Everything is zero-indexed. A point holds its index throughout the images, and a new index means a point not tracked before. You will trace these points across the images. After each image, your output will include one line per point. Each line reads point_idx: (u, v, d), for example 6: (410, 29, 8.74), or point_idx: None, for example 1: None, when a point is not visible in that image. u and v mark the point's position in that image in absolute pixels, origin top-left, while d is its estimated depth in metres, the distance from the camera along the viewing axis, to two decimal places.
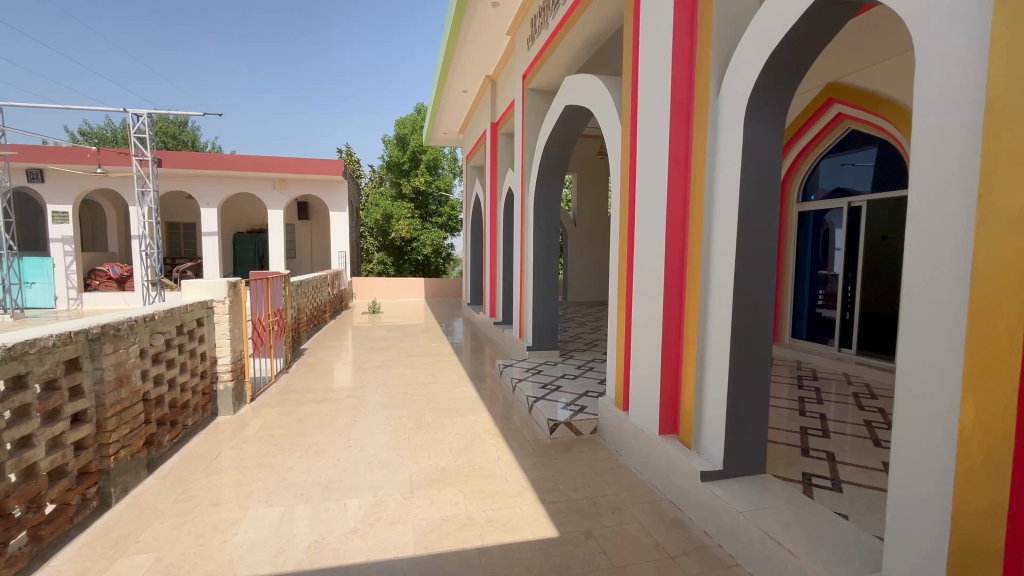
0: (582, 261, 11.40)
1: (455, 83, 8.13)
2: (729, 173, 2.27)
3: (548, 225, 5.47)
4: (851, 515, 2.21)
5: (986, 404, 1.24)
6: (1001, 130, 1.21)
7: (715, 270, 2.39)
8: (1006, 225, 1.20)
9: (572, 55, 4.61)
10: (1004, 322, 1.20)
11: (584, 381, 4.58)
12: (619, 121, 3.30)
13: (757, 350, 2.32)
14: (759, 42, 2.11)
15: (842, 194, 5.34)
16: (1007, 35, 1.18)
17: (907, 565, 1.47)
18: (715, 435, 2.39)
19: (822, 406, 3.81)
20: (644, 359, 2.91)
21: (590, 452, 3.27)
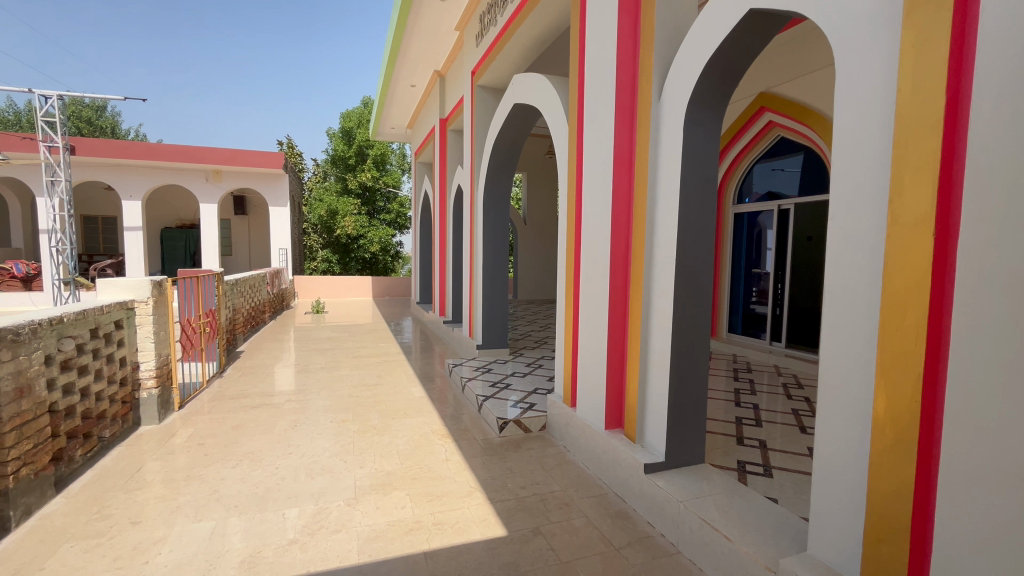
0: (532, 259, 11.50)
1: (403, 76, 7.95)
2: (671, 174, 2.35)
3: (498, 223, 5.46)
4: (780, 499, 2.36)
5: (895, 392, 1.34)
6: (908, 139, 1.30)
7: (657, 268, 2.46)
8: (911, 228, 1.30)
9: (520, 54, 4.61)
10: (911, 317, 1.30)
11: (533, 378, 4.62)
12: (567, 121, 3.33)
13: (696, 345, 2.42)
14: (697, 49, 2.19)
15: (773, 197, 5.70)
16: (913, 53, 1.28)
17: (829, 544, 1.58)
18: (657, 428, 2.47)
19: (756, 397, 4.05)
20: (591, 356, 2.96)
21: (539, 449, 3.29)
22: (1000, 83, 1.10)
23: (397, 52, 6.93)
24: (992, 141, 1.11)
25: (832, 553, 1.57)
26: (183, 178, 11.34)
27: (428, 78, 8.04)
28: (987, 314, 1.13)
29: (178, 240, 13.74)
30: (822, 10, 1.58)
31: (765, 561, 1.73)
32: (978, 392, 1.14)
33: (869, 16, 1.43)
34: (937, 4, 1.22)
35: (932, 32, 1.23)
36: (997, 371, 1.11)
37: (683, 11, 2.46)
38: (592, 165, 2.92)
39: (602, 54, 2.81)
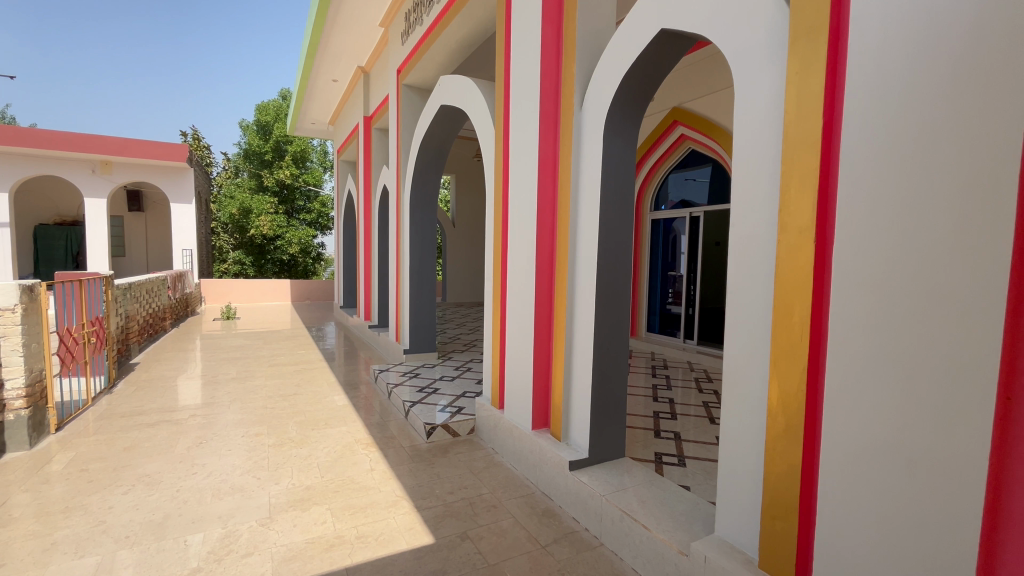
0: (461, 262, 11.43)
1: (323, 70, 7.58)
2: (592, 180, 2.45)
3: (425, 225, 5.37)
4: (692, 486, 2.53)
5: (786, 383, 1.48)
6: (792, 156, 1.44)
7: (580, 271, 2.55)
8: (795, 234, 1.44)
9: (447, 55, 4.57)
10: (798, 315, 1.44)
11: (461, 381, 4.60)
12: (493, 125, 3.35)
13: (616, 344, 2.54)
14: (615, 62, 2.30)
15: (685, 205, 6.12)
16: (796, 79, 1.42)
17: (733, 525, 1.72)
18: (582, 425, 2.56)
19: (671, 391, 4.33)
20: (517, 358, 3.00)
21: (467, 453, 3.28)
22: (865, 107, 1.25)
23: (318, 44, 6.61)
24: (858, 159, 1.27)
25: (735, 533, 1.71)
26: (63, 169, 10.00)
27: (352, 74, 7.74)
28: (856, 311, 1.28)
29: (57, 238, 12.03)
30: (723, 35, 1.72)
31: (679, 545, 1.84)
32: (850, 380, 1.29)
33: (762, 43, 1.58)
34: (815, 37, 1.37)
35: (810, 62, 1.38)
36: (864, 361, 1.26)
37: (602, 25, 2.58)
38: (517, 169, 2.97)
39: (527, 61, 2.86)
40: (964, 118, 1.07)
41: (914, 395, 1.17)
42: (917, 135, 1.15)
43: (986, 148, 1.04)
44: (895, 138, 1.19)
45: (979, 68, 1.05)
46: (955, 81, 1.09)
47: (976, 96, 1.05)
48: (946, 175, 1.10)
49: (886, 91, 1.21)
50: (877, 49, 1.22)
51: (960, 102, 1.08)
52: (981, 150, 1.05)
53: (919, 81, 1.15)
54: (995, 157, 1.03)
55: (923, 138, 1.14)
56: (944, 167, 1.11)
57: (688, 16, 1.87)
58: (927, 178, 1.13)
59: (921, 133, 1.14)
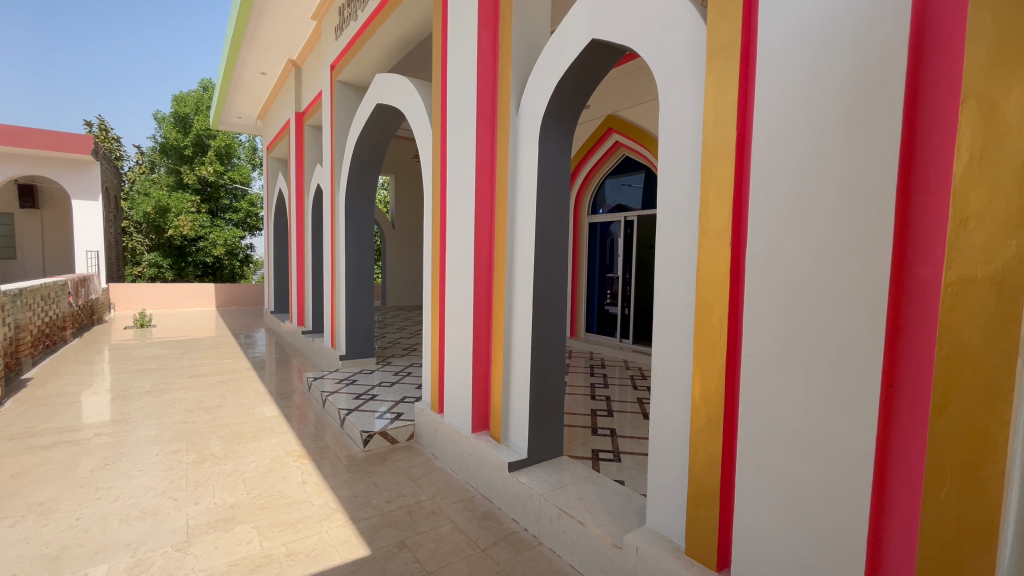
0: (401, 264, 11.19)
1: (250, 62, 7.17)
2: (528, 183, 2.48)
3: (362, 226, 5.20)
4: (626, 480, 2.63)
5: (707, 378, 1.57)
6: (712, 165, 1.53)
7: (517, 274, 2.57)
8: (714, 238, 1.54)
9: (383, 52, 4.47)
10: (717, 315, 1.54)
11: (401, 386, 4.50)
12: (430, 126, 3.31)
13: (553, 346, 2.58)
14: (549, 69, 2.35)
15: (621, 209, 6.37)
16: (713, 94, 1.52)
17: (663, 515, 1.80)
18: (520, 427, 2.58)
19: (609, 389, 4.47)
20: (456, 361, 2.98)
21: (406, 459, 3.21)
22: (771, 119, 1.35)
23: (243, 35, 6.23)
24: (767, 167, 1.37)
25: (665, 523, 1.79)
26: None
27: (282, 67, 7.37)
28: (766, 312, 1.38)
29: None
30: (649, 48, 1.81)
31: (613, 538, 1.90)
32: (761, 374, 1.39)
33: (683, 59, 1.67)
34: (728, 56, 1.47)
35: (725, 79, 1.48)
36: (773, 356, 1.36)
37: (537, 32, 2.62)
38: (455, 171, 2.95)
39: (463, 63, 2.86)
40: (851, 132, 1.19)
41: (814, 387, 1.28)
42: (815, 147, 1.26)
43: (868, 159, 1.16)
44: (797, 149, 1.29)
45: (864, 88, 1.16)
46: (845, 100, 1.20)
47: (861, 112, 1.17)
48: (839, 185, 1.21)
49: (787, 108, 1.31)
50: (781, 69, 1.33)
51: (848, 118, 1.19)
52: (866, 162, 1.16)
53: (816, 96, 1.25)
54: (876, 168, 1.15)
55: (818, 149, 1.25)
56: (836, 177, 1.22)
57: (616, 28, 1.95)
58: (823, 188, 1.24)
59: (818, 144, 1.25)
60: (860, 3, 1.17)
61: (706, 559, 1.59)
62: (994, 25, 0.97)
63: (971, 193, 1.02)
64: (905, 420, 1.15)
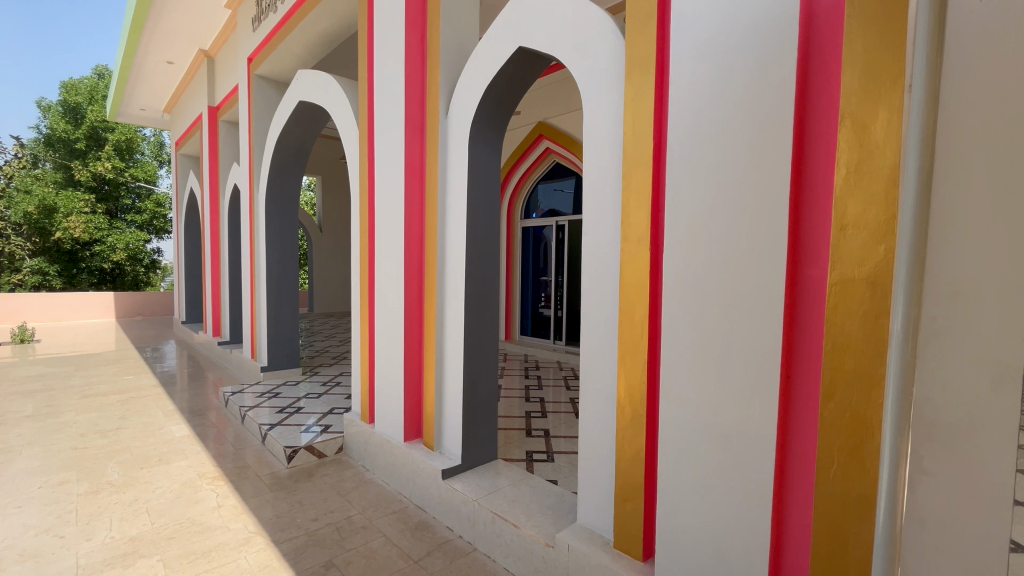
0: (330, 269, 10.71)
1: (154, 50, 6.56)
2: (458, 188, 2.47)
3: (285, 229, 4.92)
4: (559, 479, 2.68)
5: (630, 376, 1.65)
6: (632, 174, 1.61)
7: (449, 279, 2.55)
8: (635, 243, 1.61)
9: (305, 47, 4.27)
10: (639, 316, 1.61)
11: (329, 397, 4.30)
12: (357, 127, 3.19)
13: (486, 350, 2.58)
14: (477, 74, 2.35)
15: (553, 214, 6.53)
16: (632, 106, 1.60)
17: (592, 511, 1.85)
18: (454, 433, 2.55)
19: (543, 391, 4.55)
20: (386, 370, 2.89)
21: (334, 473, 3.06)
22: (683, 130, 1.44)
23: (145, 20, 5.70)
24: (681, 176, 1.45)
25: (594, 519, 1.84)
26: None
27: (191, 57, 6.82)
28: (680, 314, 1.46)
29: None
30: (572, 58, 1.86)
31: (545, 538, 1.92)
32: (678, 372, 1.48)
33: (605, 71, 1.74)
34: (644, 73, 1.56)
35: (641, 93, 1.57)
36: (688, 356, 1.45)
37: (465, 36, 2.63)
38: (383, 173, 2.87)
39: (389, 64, 2.80)
40: (751, 146, 1.29)
41: (724, 382, 1.37)
42: (719, 161, 1.36)
43: (764, 172, 1.27)
44: (706, 159, 1.39)
45: (760, 107, 1.27)
46: (744, 119, 1.30)
47: (759, 126, 1.27)
48: (740, 196, 1.32)
49: (696, 123, 1.40)
50: (689, 86, 1.42)
51: (749, 132, 1.30)
52: (763, 175, 1.27)
53: (721, 110, 1.35)
54: (772, 181, 1.25)
55: (723, 161, 1.35)
56: (738, 187, 1.32)
57: (542, 37, 1.99)
58: (726, 199, 1.35)
59: (723, 156, 1.35)
60: (754, 30, 1.28)
61: (633, 550, 1.66)
62: (863, 58, 1.11)
63: (849, 203, 1.15)
64: (800, 409, 1.27)
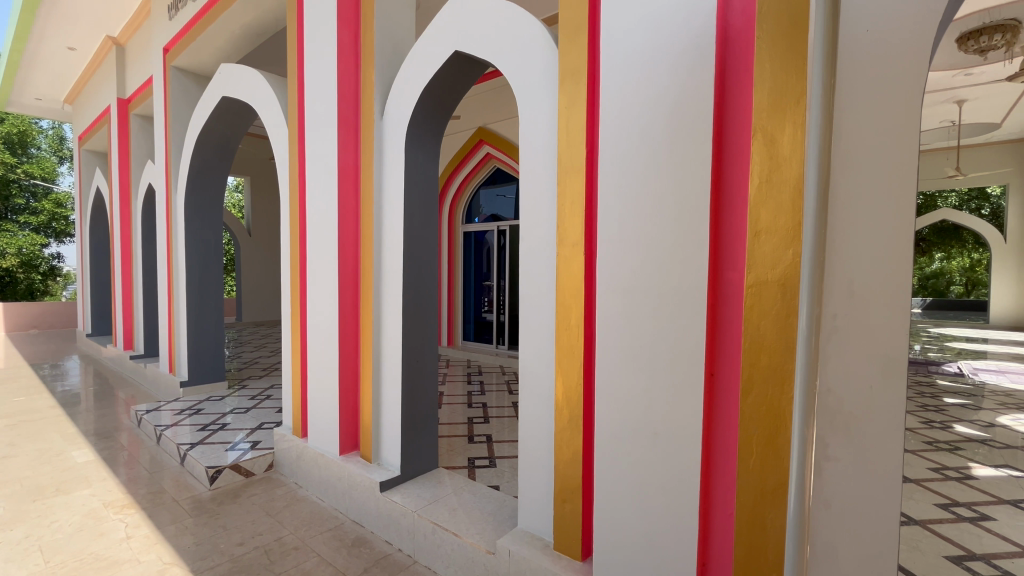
0: (260, 275, 10.11)
1: (52, 35, 5.93)
2: (394, 192, 2.42)
3: (208, 232, 4.59)
4: (500, 484, 2.68)
5: (568, 378, 1.67)
6: (566, 180, 1.64)
7: (386, 285, 2.48)
8: (570, 247, 1.64)
9: (229, 40, 4.03)
10: (574, 320, 1.64)
11: (258, 412, 4.04)
12: (286, 126, 3.04)
13: (425, 358, 2.53)
14: (413, 76, 2.32)
15: (495, 219, 6.56)
16: (566, 114, 1.63)
17: (533, 515, 1.86)
18: (393, 444, 2.48)
19: (485, 396, 4.54)
20: (320, 380, 2.75)
21: (263, 492, 2.88)
22: (614, 138, 1.48)
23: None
24: (612, 182, 1.49)
25: (536, 523, 1.85)
26: None
27: (98, 43, 6.23)
28: (613, 316, 1.51)
29: None
30: (507, 64, 1.88)
31: (486, 545, 1.90)
32: (611, 373, 1.52)
33: (539, 79, 1.78)
34: (576, 82, 1.60)
35: (574, 102, 1.61)
36: (621, 357, 1.49)
37: (400, 36, 2.58)
38: (314, 174, 2.75)
39: (319, 62, 2.69)
40: (675, 155, 1.36)
41: (655, 381, 1.42)
42: (647, 169, 1.42)
43: (688, 181, 1.34)
44: (635, 166, 1.44)
45: (683, 118, 1.34)
46: (668, 129, 1.37)
47: (682, 137, 1.34)
48: (666, 203, 1.38)
49: (626, 132, 1.46)
50: (618, 96, 1.47)
51: (674, 142, 1.36)
52: (686, 183, 1.34)
53: (648, 119, 1.41)
54: (695, 188, 1.32)
55: (650, 169, 1.41)
56: (664, 194, 1.38)
57: (477, 41, 2.00)
58: (654, 206, 1.41)
59: (649, 164, 1.41)
60: (675, 46, 1.35)
61: (571, 551, 1.68)
62: (772, 78, 1.20)
63: (761, 210, 1.23)
64: (723, 405, 1.34)
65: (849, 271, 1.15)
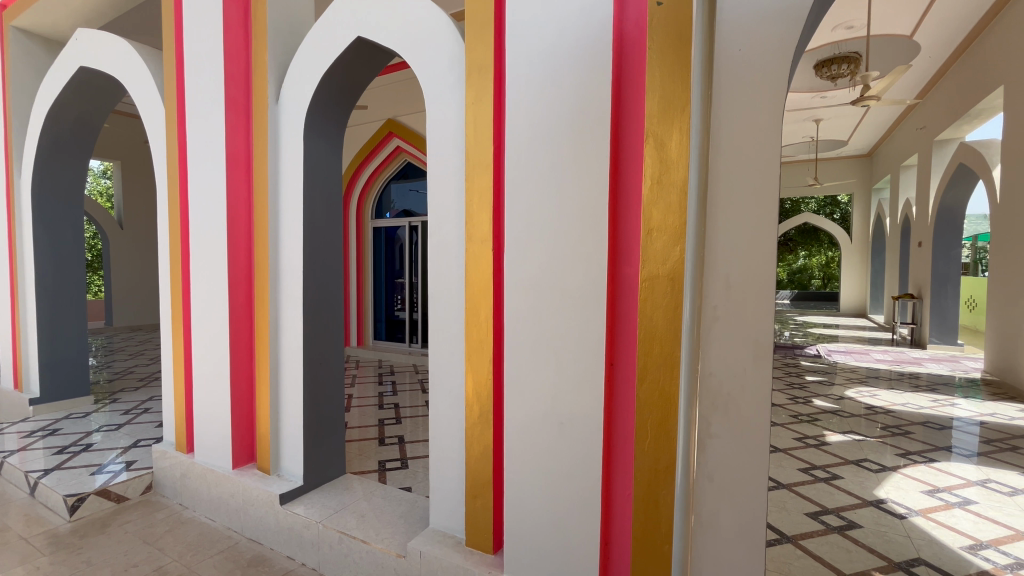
0: (133, 274, 8.91)
1: None
2: (292, 184, 2.25)
3: (64, 223, 3.95)
4: (413, 485, 2.62)
5: (478, 373, 1.67)
6: (476, 176, 1.63)
7: (284, 283, 2.30)
8: (479, 243, 1.64)
9: (88, 2, 3.50)
10: (484, 315, 1.65)
11: (132, 428, 3.57)
12: (163, 106, 2.70)
13: (329, 359, 2.40)
14: (312, 59, 2.17)
15: (407, 215, 6.41)
16: (474, 110, 1.62)
17: (445, 512, 1.84)
18: (294, 452, 2.32)
19: (398, 396, 4.41)
20: (208, 389, 2.49)
21: (140, 518, 2.55)
22: (520, 136, 1.51)
23: None
24: (518, 179, 1.52)
25: (448, 521, 1.84)
26: None
27: None
28: (521, 312, 1.53)
29: None
30: (414, 55, 1.83)
31: (396, 549, 1.85)
32: (519, 366, 1.55)
33: (446, 72, 1.75)
34: (483, 77, 1.60)
35: (481, 96, 1.60)
36: (528, 349, 1.53)
37: (297, 16, 2.41)
38: (196, 160, 2.47)
39: (201, 36, 2.41)
40: (578, 156, 1.41)
41: (560, 373, 1.47)
42: (552, 168, 1.46)
43: (590, 180, 1.39)
44: (542, 164, 1.48)
45: (585, 121, 1.39)
46: (571, 130, 1.42)
47: (583, 138, 1.40)
48: (571, 201, 1.43)
49: (531, 130, 1.49)
50: (523, 95, 1.49)
51: (575, 143, 1.41)
52: (587, 183, 1.40)
53: (552, 120, 1.45)
54: (596, 189, 1.39)
55: (554, 167, 1.45)
56: (566, 193, 1.43)
57: (381, 28, 1.92)
58: (558, 204, 1.45)
59: (554, 163, 1.45)
60: (577, 52, 1.40)
61: (484, 545, 1.69)
62: (661, 87, 1.29)
63: (653, 210, 1.32)
64: (623, 393, 1.43)
65: (726, 268, 1.28)
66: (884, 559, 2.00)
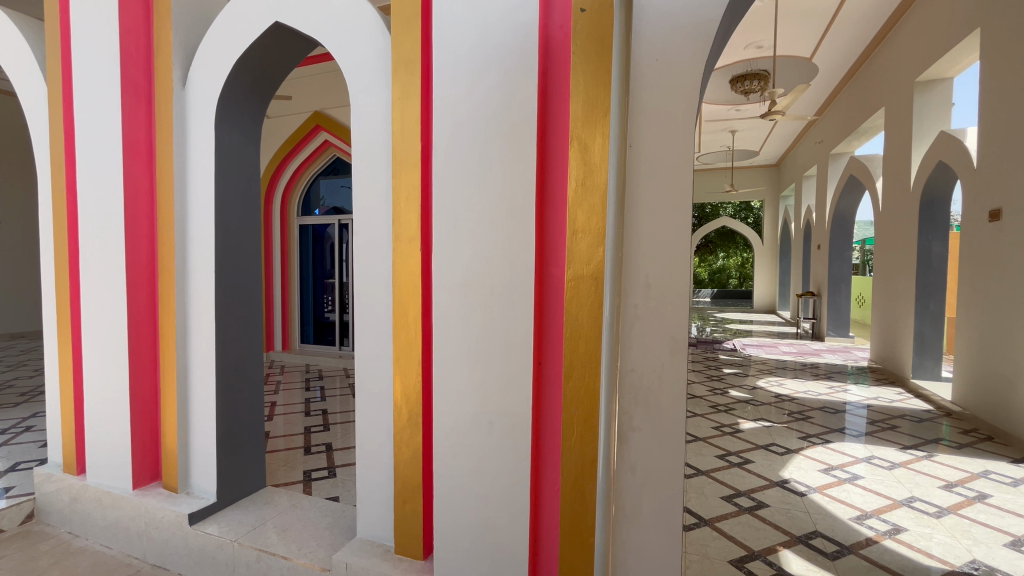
0: (13, 274, 7.85)
1: None
2: (202, 176, 2.08)
3: None
4: (340, 494, 2.52)
5: (407, 374, 1.63)
6: (403, 173, 1.59)
7: (193, 283, 2.12)
8: (407, 242, 1.60)
9: None
10: (412, 315, 1.61)
11: (9, 450, 3.13)
12: (45, 85, 2.39)
13: (246, 364, 2.24)
14: (225, 42, 2.02)
15: (337, 212, 6.15)
16: (400, 104, 1.58)
17: (374, 520, 1.78)
18: (206, 467, 2.15)
19: (326, 402, 4.21)
20: (102, 401, 2.24)
21: (18, 550, 2.24)
22: (448, 133, 1.48)
23: None
24: (446, 176, 1.50)
25: (376, 528, 1.78)
26: None
27: None
28: (450, 311, 1.51)
29: None
30: (337, 44, 1.75)
31: (320, 563, 1.77)
32: (448, 366, 1.53)
33: (372, 65, 1.69)
34: (410, 71, 1.56)
35: (408, 91, 1.57)
36: (457, 350, 1.51)
37: None
38: (87, 147, 2.21)
39: (91, 9, 2.16)
40: (505, 155, 1.41)
41: (490, 372, 1.47)
42: (478, 166, 1.45)
43: (517, 181, 1.40)
44: (468, 162, 1.47)
45: (511, 120, 1.40)
46: (497, 128, 1.42)
47: (510, 137, 1.40)
48: (498, 200, 1.43)
49: (458, 128, 1.47)
50: (451, 91, 1.47)
51: (502, 143, 1.42)
52: (514, 181, 1.41)
53: (480, 118, 1.44)
54: (522, 190, 1.40)
55: (481, 166, 1.45)
56: (494, 192, 1.43)
57: (302, 14, 1.82)
58: (485, 203, 1.45)
59: (481, 161, 1.45)
60: (503, 51, 1.40)
61: (412, 551, 1.66)
62: (584, 92, 1.32)
63: (578, 211, 1.35)
64: (550, 391, 1.45)
65: (646, 268, 1.34)
66: (787, 534, 2.19)
